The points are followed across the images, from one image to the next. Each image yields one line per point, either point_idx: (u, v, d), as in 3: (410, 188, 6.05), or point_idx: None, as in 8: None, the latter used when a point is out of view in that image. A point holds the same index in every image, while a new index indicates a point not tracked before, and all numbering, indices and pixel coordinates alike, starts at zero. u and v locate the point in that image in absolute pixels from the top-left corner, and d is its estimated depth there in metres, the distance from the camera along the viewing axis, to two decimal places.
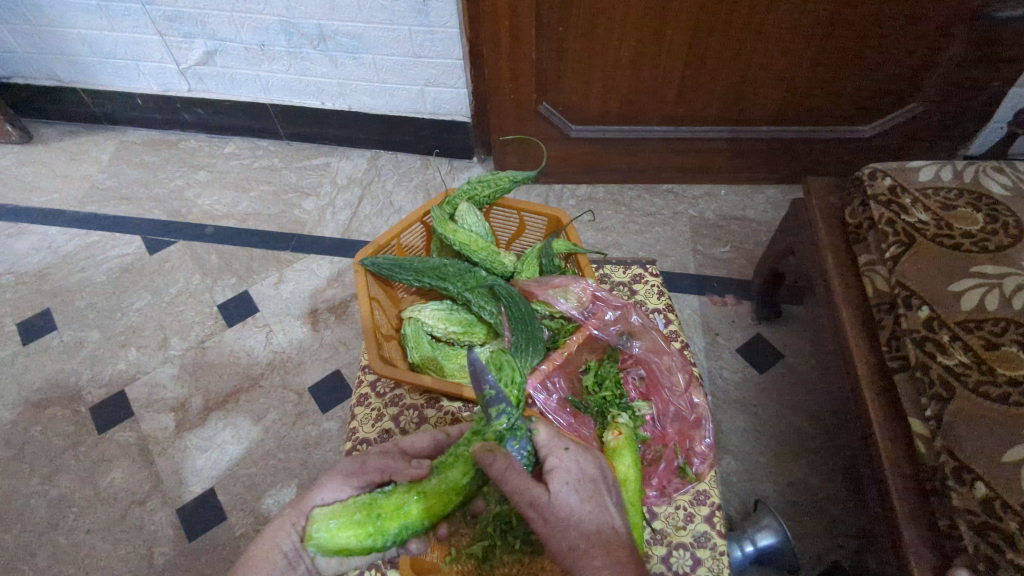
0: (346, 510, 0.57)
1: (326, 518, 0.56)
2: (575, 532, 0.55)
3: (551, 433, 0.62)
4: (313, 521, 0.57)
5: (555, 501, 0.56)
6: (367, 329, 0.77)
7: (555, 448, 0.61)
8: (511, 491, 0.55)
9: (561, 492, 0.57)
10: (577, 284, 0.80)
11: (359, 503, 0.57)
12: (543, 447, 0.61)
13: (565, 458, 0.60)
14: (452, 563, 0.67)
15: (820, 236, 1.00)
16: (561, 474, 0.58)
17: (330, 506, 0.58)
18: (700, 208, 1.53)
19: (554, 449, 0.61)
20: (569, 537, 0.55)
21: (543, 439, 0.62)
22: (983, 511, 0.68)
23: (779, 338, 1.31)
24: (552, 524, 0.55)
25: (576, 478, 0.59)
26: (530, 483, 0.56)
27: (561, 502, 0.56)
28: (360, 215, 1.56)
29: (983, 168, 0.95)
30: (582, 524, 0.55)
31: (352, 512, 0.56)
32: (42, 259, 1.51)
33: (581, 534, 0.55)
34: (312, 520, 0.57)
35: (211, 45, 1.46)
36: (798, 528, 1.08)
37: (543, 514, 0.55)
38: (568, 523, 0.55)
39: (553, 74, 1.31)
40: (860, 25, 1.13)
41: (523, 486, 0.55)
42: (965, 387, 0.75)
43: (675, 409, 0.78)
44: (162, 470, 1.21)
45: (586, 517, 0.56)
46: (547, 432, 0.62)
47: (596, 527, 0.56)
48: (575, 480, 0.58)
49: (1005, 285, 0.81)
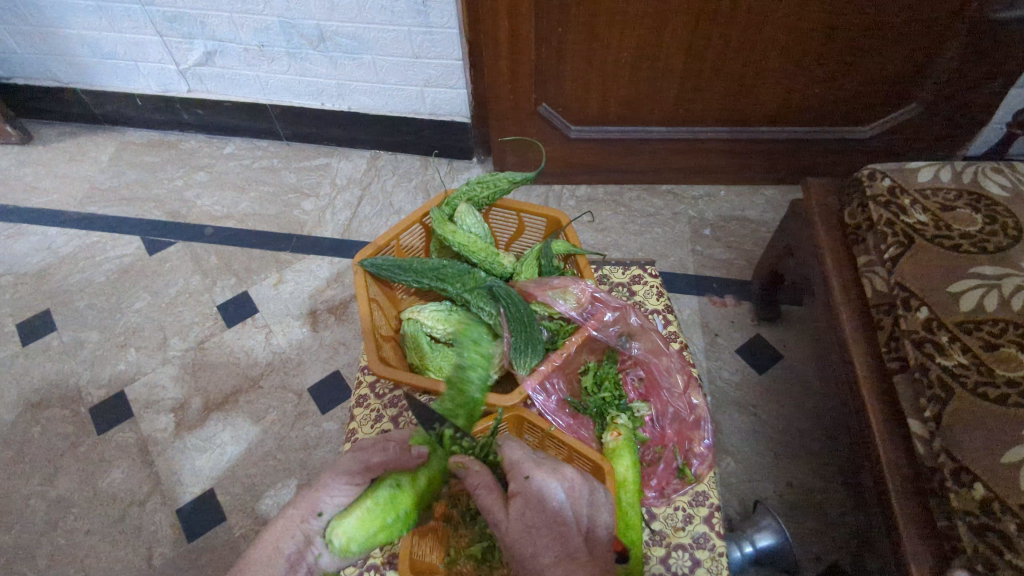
0: (377, 516, 0.55)
1: (356, 529, 0.54)
2: (534, 561, 0.51)
3: (520, 455, 0.61)
4: (341, 534, 0.53)
5: (516, 526, 0.53)
6: (367, 329, 0.77)
7: (519, 470, 0.59)
8: (481, 506, 0.56)
9: (521, 517, 0.54)
10: (576, 284, 0.80)
11: (383, 504, 0.55)
12: (509, 469, 0.60)
13: (528, 483, 0.57)
14: (451, 565, 0.68)
15: (820, 236, 1.00)
16: (522, 499, 0.56)
17: (349, 513, 0.55)
18: (700, 208, 1.53)
19: (519, 475, 0.59)
20: (526, 565, 0.51)
21: (512, 459, 0.61)
22: (982, 512, 0.69)
23: (779, 338, 1.31)
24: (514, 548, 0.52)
25: (540, 505, 0.55)
26: (495, 503, 0.56)
27: (521, 529, 0.53)
28: (360, 216, 1.56)
29: (983, 169, 0.95)
30: (544, 554, 0.51)
31: (380, 515, 0.55)
32: (42, 259, 1.51)
33: (543, 563, 0.50)
34: (339, 533, 0.53)
35: (211, 46, 1.46)
36: (797, 528, 1.08)
37: (502, 537, 0.53)
38: (530, 547, 0.52)
39: (553, 75, 1.31)
40: (861, 24, 1.13)
41: (490, 504, 0.56)
42: (964, 387, 0.75)
43: (674, 410, 0.79)
44: (162, 470, 1.21)
45: (548, 545, 0.52)
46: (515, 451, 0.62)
47: (558, 558, 0.51)
48: (539, 506, 0.55)
49: (1004, 286, 0.81)
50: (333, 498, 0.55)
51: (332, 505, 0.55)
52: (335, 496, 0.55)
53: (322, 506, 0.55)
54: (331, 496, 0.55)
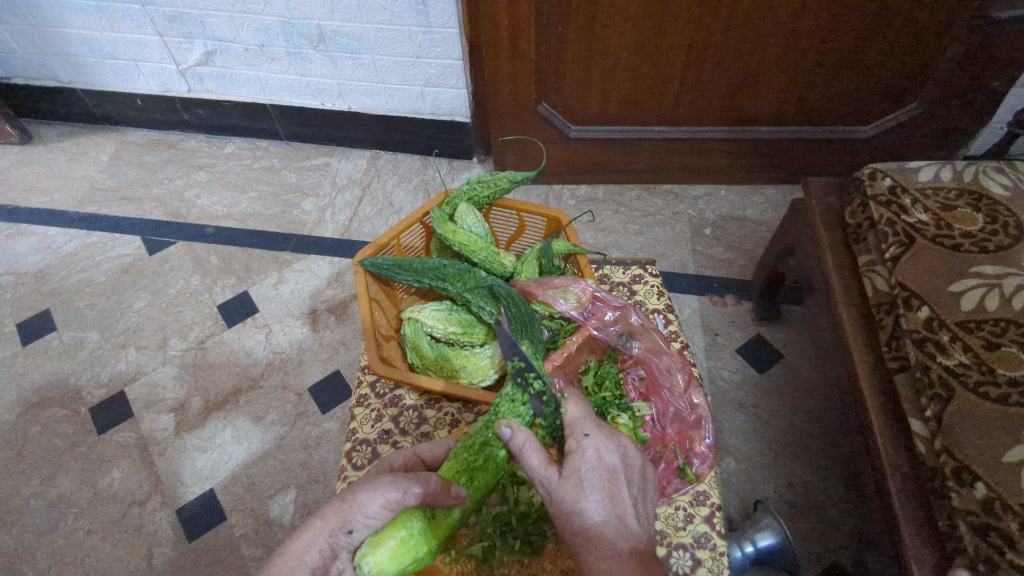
0: (410, 548, 0.57)
1: (392, 561, 0.56)
2: (583, 518, 0.56)
3: (580, 414, 0.62)
4: (373, 561, 0.55)
5: (567, 486, 0.57)
6: (367, 329, 0.77)
7: (577, 428, 0.61)
8: (530, 466, 0.59)
9: (573, 480, 0.57)
10: (577, 284, 0.80)
11: (417, 536, 0.57)
12: (566, 426, 0.62)
13: (584, 445, 0.59)
14: (452, 564, 0.67)
15: (820, 236, 1.00)
16: (578, 461, 0.58)
17: (384, 544, 0.56)
18: (700, 208, 1.53)
19: (575, 434, 0.60)
20: (575, 520, 0.56)
21: (573, 416, 0.62)
22: (983, 511, 0.69)
23: (779, 337, 1.31)
24: (560, 504, 0.57)
25: (593, 466, 0.58)
26: (548, 463, 0.59)
27: (572, 487, 0.57)
28: (360, 216, 1.56)
29: (984, 168, 0.95)
30: (590, 513, 0.56)
31: (413, 545, 0.57)
32: (42, 259, 1.51)
33: (586, 521, 0.56)
34: (371, 560, 0.55)
35: (211, 46, 1.46)
36: (798, 528, 1.08)
37: (550, 495, 0.57)
38: (574, 510, 0.56)
39: (553, 75, 1.31)
40: (860, 24, 1.13)
41: (542, 463, 0.59)
42: (965, 387, 0.75)
43: (675, 410, 0.77)
44: (162, 471, 1.20)
45: (599, 502, 0.56)
46: (578, 410, 0.63)
47: (606, 516, 0.56)
48: (593, 467, 0.58)
49: (1005, 286, 0.81)
50: (365, 519, 0.56)
51: (364, 525, 0.57)
52: (368, 517, 0.56)
53: (353, 526, 0.56)
54: (365, 515, 0.56)
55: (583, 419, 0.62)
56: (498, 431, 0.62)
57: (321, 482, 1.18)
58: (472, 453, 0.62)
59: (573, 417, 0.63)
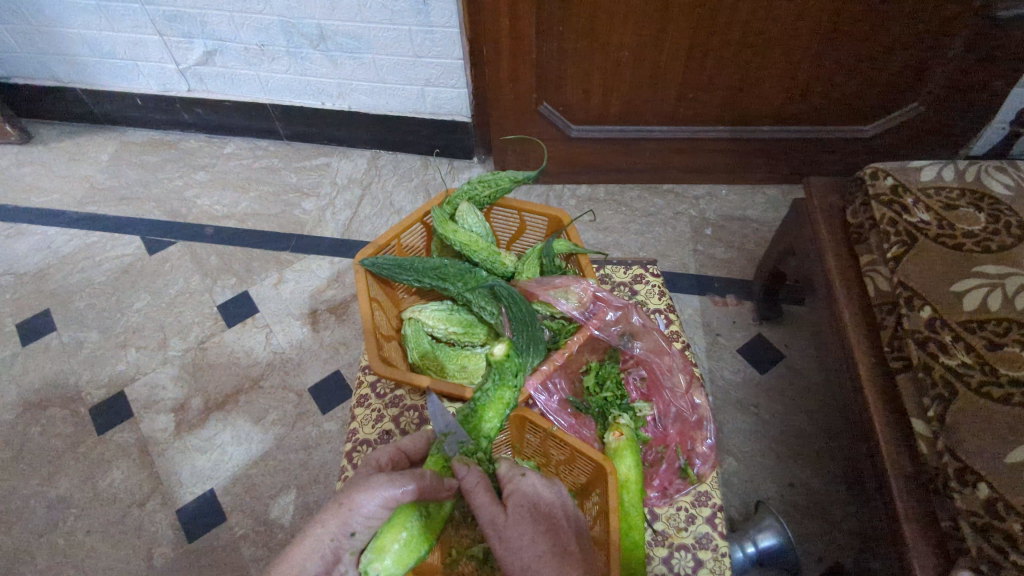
0: (413, 549, 0.56)
1: (397, 563, 0.55)
2: (529, 552, 0.54)
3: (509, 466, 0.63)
4: (381, 567, 0.54)
5: (513, 521, 0.55)
6: (367, 329, 0.77)
7: (513, 470, 0.62)
8: (477, 506, 0.56)
9: (518, 514, 0.56)
10: (579, 284, 0.79)
11: (417, 536, 0.57)
12: (500, 479, 0.62)
13: (522, 484, 0.60)
14: (452, 565, 0.68)
15: (821, 235, 1.00)
16: (519, 497, 0.58)
17: (389, 547, 0.55)
18: (701, 208, 1.53)
19: (513, 477, 0.61)
20: (524, 556, 0.54)
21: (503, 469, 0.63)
22: (986, 512, 0.68)
23: (779, 338, 1.30)
24: (509, 541, 0.54)
25: (535, 502, 0.59)
26: (495, 500, 0.56)
27: (518, 520, 0.56)
28: (360, 215, 1.56)
29: (985, 168, 0.94)
30: (535, 545, 0.55)
31: (416, 543, 0.57)
32: (41, 259, 1.51)
33: (535, 554, 0.55)
34: (379, 567, 0.54)
35: (211, 45, 1.46)
36: (799, 529, 1.08)
37: (500, 532, 0.54)
38: (522, 541, 0.54)
39: (554, 75, 1.31)
40: (862, 23, 1.13)
41: (490, 502, 0.56)
42: (967, 387, 0.75)
43: (677, 410, 0.78)
44: (162, 471, 1.20)
45: (542, 536, 0.56)
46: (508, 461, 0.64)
47: (552, 549, 0.55)
48: (535, 501, 0.59)
49: (1007, 286, 0.81)
50: (365, 519, 0.54)
51: (364, 526, 0.54)
52: (369, 517, 0.54)
53: (354, 528, 0.54)
54: (365, 515, 0.54)
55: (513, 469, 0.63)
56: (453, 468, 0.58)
57: (321, 482, 1.18)
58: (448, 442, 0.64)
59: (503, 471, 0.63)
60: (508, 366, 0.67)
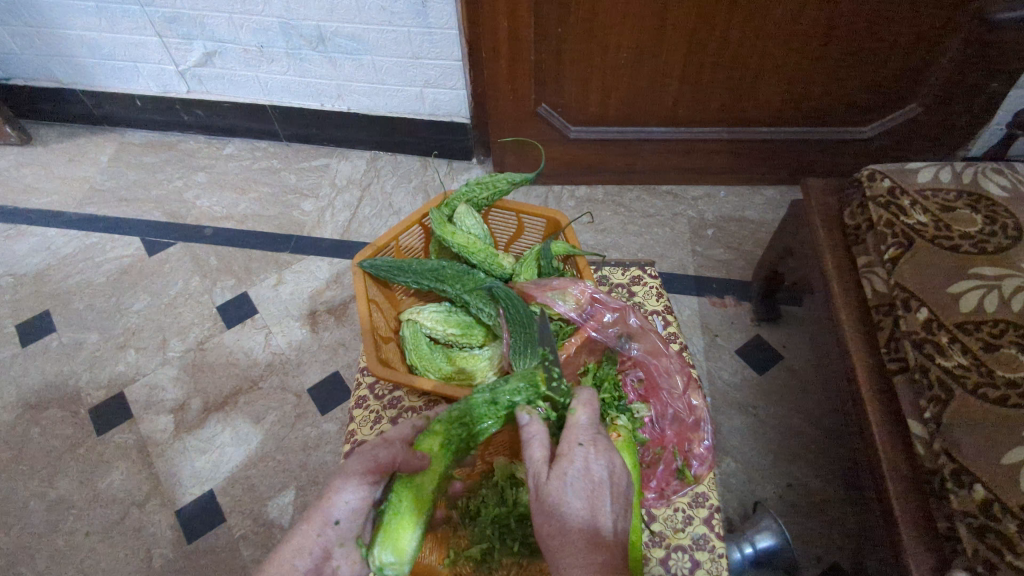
0: (421, 539, 0.58)
1: (409, 558, 0.57)
2: (560, 522, 0.56)
3: (583, 423, 0.63)
4: (399, 564, 0.56)
5: (553, 488, 0.57)
6: (366, 330, 0.77)
7: (574, 434, 0.62)
8: (530, 456, 0.61)
9: (560, 485, 0.57)
10: (576, 285, 0.79)
11: (424, 526, 0.58)
12: (566, 430, 0.63)
13: (575, 452, 0.60)
14: (451, 566, 0.69)
15: (819, 237, 1.00)
16: (567, 466, 0.59)
17: (404, 547, 0.56)
18: (700, 208, 1.53)
19: (573, 439, 0.61)
20: (553, 522, 0.56)
21: (576, 422, 0.63)
22: (981, 513, 0.69)
23: (778, 338, 1.31)
24: (544, 505, 0.57)
25: (580, 477, 0.58)
26: (545, 460, 0.60)
27: (557, 490, 0.57)
28: (359, 217, 1.56)
29: (982, 169, 0.95)
30: (569, 516, 0.56)
31: (423, 531, 0.59)
32: (41, 260, 1.51)
33: (565, 526, 0.55)
34: (396, 563, 0.56)
35: (210, 46, 1.46)
36: (798, 529, 1.08)
37: (538, 491, 0.58)
38: (555, 512, 0.56)
39: (553, 76, 1.31)
40: (860, 24, 1.13)
41: (538, 458, 0.60)
42: (964, 388, 0.75)
43: (674, 411, 0.77)
44: (162, 471, 1.21)
45: (580, 512, 0.56)
46: (586, 415, 0.64)
47: (583, 527, 0.55)
48: (579, 476, 0.58)
49: (1004, 287, 0.81)
50: (349, 508, 0.57)
51: (347, 513, 0.57)
52: (350, 506, 0.57)
53: (336, 517, 0.57)
54: (344, 502, 0.57)
55: (585, 426, 0.63)
56: (518, 414, 0.65)
57: (320, 483, 1.18)
58: (457, 428, 0.63)
59: (578, 422, 0.64)
60: (562, 390, 0.67)
